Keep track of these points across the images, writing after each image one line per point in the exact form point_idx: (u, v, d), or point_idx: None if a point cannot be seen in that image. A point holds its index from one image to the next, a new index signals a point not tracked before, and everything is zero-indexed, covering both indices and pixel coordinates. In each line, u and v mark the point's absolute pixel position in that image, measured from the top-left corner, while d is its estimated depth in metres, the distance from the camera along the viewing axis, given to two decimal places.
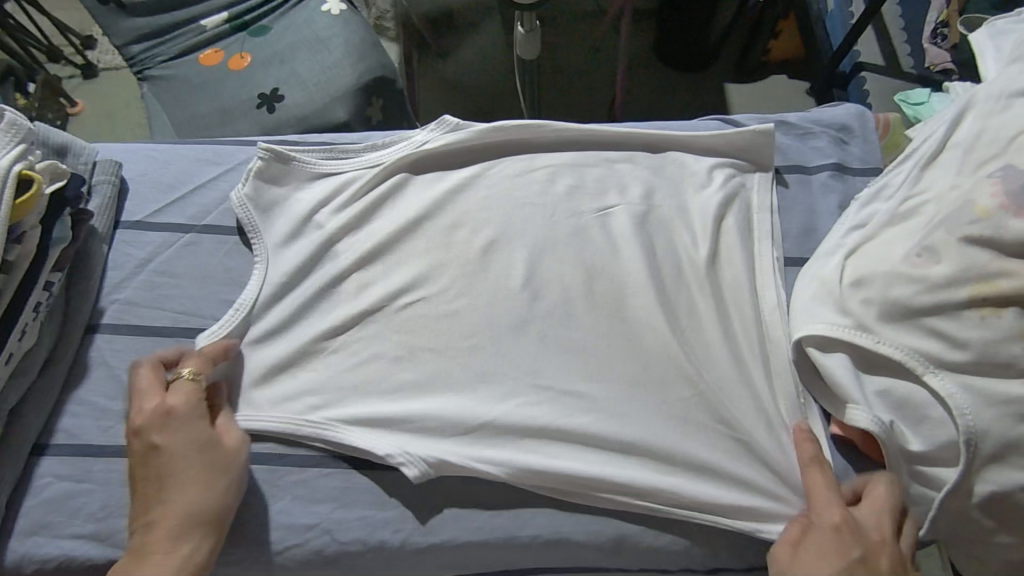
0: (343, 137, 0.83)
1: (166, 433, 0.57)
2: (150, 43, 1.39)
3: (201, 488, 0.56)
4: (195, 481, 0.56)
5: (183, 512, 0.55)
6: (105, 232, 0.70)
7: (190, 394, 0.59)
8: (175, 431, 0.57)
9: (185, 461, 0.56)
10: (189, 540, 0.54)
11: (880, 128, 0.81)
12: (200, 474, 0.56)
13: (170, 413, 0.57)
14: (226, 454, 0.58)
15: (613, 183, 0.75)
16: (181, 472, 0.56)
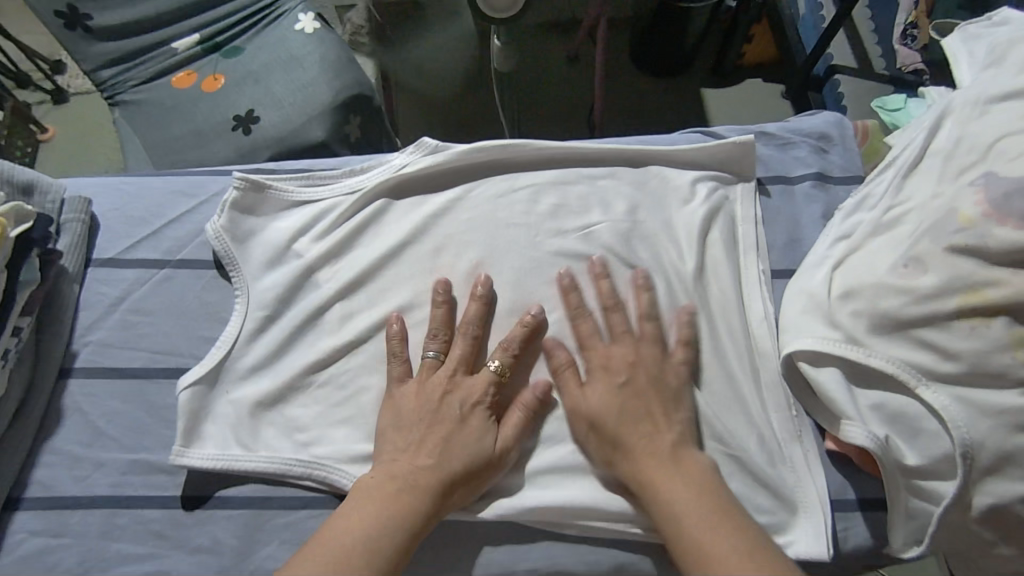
0: (320, 163, 0.82)
1: (457, 409, 0.60)
2: (120, 67, 1.36)
3: (442, 470, 0.57)
4: (419, 473, 0.57)
5: (410, 505, 0.55)
6: (75, 271, 0.67)
7: (481, 388, 0.62)
8: (455, 409, 0.60)
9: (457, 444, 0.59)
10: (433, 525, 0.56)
11: (859, 135, 0.81)
12: (451, 449, 0.58)
13: (477, 406, 0.61)
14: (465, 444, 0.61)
15: (597, 201, 0.74)
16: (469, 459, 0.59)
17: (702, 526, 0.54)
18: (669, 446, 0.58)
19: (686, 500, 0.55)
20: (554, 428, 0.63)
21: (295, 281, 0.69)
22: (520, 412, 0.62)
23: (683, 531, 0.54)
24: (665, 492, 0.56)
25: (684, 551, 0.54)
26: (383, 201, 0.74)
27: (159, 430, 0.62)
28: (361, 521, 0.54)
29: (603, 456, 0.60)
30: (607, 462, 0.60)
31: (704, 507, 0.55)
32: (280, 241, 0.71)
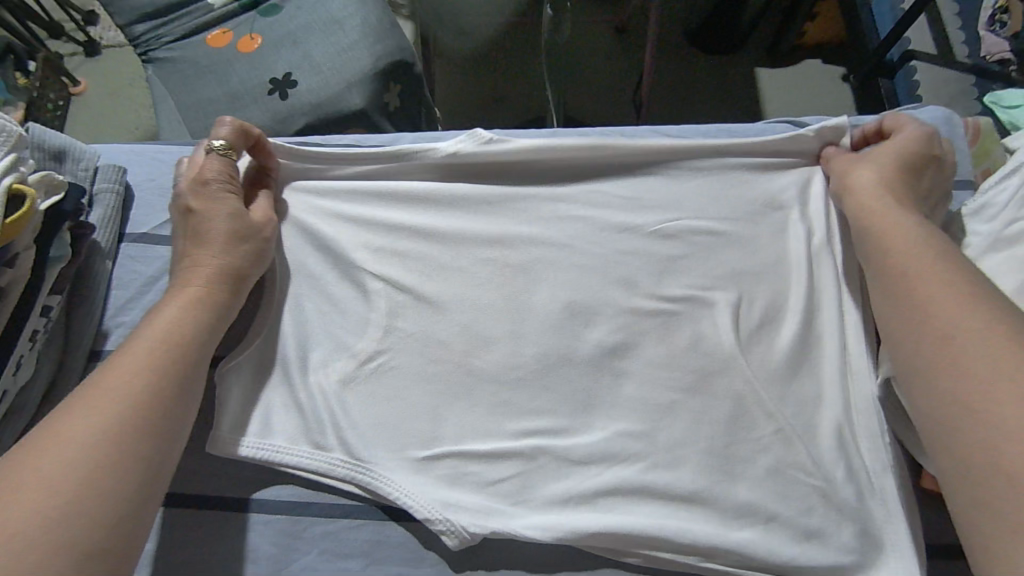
0: (368, 140, 0.77)
1: (212, 219, 0.60)
2: (155, 22, 1.30)
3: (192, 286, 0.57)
4: (161, 328, 0.53)
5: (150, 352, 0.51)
6: (109, 247, 0.63)
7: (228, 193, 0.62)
8: (212, 230, 0.60)
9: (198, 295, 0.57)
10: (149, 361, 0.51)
11: (969, 133, 0.72)
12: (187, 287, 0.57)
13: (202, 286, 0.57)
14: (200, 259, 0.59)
15: (669, 197, 0.69)
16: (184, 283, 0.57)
17: (941, 286, 0.48)
18: (919, 203, 0.59)
19: (941, 265, 0.50)
20: (618, 447, 0.58)
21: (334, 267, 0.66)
22: (223, 231, 0.60)
23: (914, 282, 0.50)
24: (894, 218, 0.56)
25: (906, 301, 0.50)
26: (438, 186, 0.69)
27: None
28: (137, 361, 0.50)
29: (871, 181, 0.60)
30: (868, 181, 0.61)
31: (943, 265, 0.50)
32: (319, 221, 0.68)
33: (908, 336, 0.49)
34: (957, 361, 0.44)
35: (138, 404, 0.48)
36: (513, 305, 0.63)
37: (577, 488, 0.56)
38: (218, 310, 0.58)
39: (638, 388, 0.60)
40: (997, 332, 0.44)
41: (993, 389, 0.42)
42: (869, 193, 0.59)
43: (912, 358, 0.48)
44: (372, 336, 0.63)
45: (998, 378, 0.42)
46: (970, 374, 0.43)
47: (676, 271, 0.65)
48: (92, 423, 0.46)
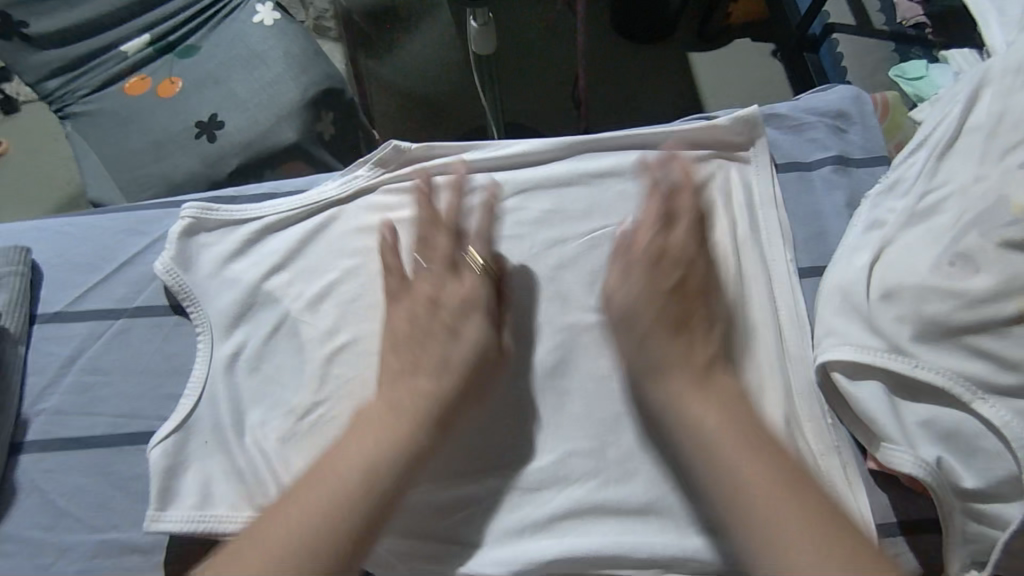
0: (287, 183, 0.71)
1: (444, 237, 0.60)
2: (67, 77, 1.25)
3: (432, 396, 0.53)
4: (387, 377, 0.54)
5: (421, 406, 0.52)
6: (19, 331, 0.60)
7: (468, 290, 0.58)
8: (445, 319, 0.56)
9: (467, 321, 0.56)
10: (380, 430, 0.50)
11: (879, 110, 0.74)
12: (450, 364, 0.54)
13: (470, 313, 0.57)
14: (420, 300, 0.58)
15: (596, 209, 0.68)
16: (392, 378, 0.54)
17: (676, 369, 0.53)
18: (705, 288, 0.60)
19: (698, 349, 0.55)
20: (567, 468, 0.57)
21: (254, 310, 0.62)
22: (456, 308, 0.57)
23: (658, 367, 0.54)
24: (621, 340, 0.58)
25: (700, 392, 0.52)
26: (356, 219, 0.66)
27: (129, 506, 0.55)
28: (380, 428, 0.50)
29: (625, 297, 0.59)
30: (618, 292, 0.59)
31: (666, 342, 0.55)
32: (232, 265, 0.64)
33: (677, 428, 0.51)
34: (712, 452, 0.48)
35: (382, 456, 0.49)
36: None
37: (530, 518, 0.56)
38: (475, 375, 0.56)
39: (584, 405, 0.60)
40: (739, 439, 0.48)
41: (758, 508, 0.45)
42: (626, 312, 0.58)
43: (688, 449, 0.50)
44: (308, 386, 0.59)
45: (752, 470, 0.47)
46: (735, 469, 0.47)
47: None
48: (313, 514, 0.45)
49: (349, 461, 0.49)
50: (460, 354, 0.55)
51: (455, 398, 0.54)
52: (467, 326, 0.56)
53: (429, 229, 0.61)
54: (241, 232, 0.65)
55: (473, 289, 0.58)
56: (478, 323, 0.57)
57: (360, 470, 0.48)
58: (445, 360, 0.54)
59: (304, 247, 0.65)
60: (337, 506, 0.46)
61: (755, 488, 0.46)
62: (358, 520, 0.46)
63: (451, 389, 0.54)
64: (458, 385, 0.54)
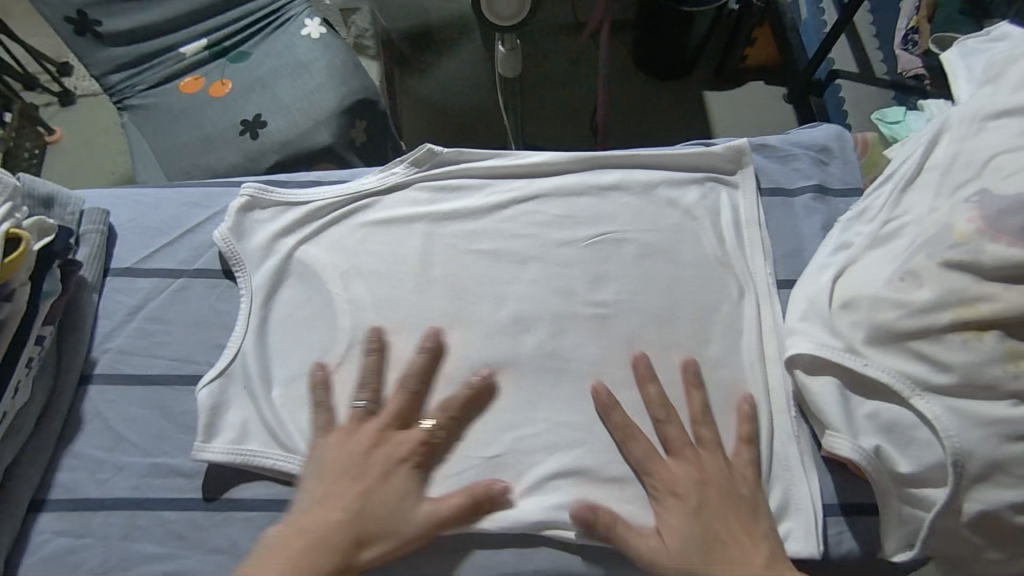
0: (331, 174, 0.81)
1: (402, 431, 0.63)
2: (129, 73, 1.38)
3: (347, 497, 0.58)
4: (317, 493, 0.58)
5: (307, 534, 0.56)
6: (95, 281, 0.70)
7: (412, 442, 0.62)
8: (378, 465, 0.60)
9: (395, 472, 0.60)
10: (285, 555, 0.54)
11: (859, 148, 0.83)
12: (371, 496, 0.58)
13: (401, 463, 0.61)
14: (367, 456, 0.60)
15: (599, 214, 0.76)
16: (341, 483, 0.59)
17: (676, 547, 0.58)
18: (677, 446, 0.63)
19: (711, 512, 0.59)
20: (558, 436, 0.65)
21: (290, 277, 0.72)
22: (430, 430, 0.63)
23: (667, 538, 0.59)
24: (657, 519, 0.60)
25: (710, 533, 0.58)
26: (389, 210, 0.76)
27: (178, 435, 0.64)
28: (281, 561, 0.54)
29: (672, 483, 0.61)
30: (676, 482, 0.61)
31: (695, 508, 0.59)
32: (278, 241, 0.73)
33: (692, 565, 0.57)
34: None
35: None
36: (461, 315, 0.70)
37: (523, 476, 0.64)
38: (395, 491, 0.59)
39: (576, 384, 0.68)
40: None
41: None
42: (689, 485, 0.60)
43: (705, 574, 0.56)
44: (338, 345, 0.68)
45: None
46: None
47: (607, 280, 0.73)
48: None
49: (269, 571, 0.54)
50: (393, 501, 0.59)
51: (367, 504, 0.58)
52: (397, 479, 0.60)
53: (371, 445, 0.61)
54: (289, 213, 0.75)
55: (407, 479, 0.60)
56: (405, 477, 0.60)
57: None
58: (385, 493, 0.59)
59: (341, 230, 0.74)
60: None
61: None
62: None
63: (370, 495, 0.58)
64: (379, 515, 0.58)
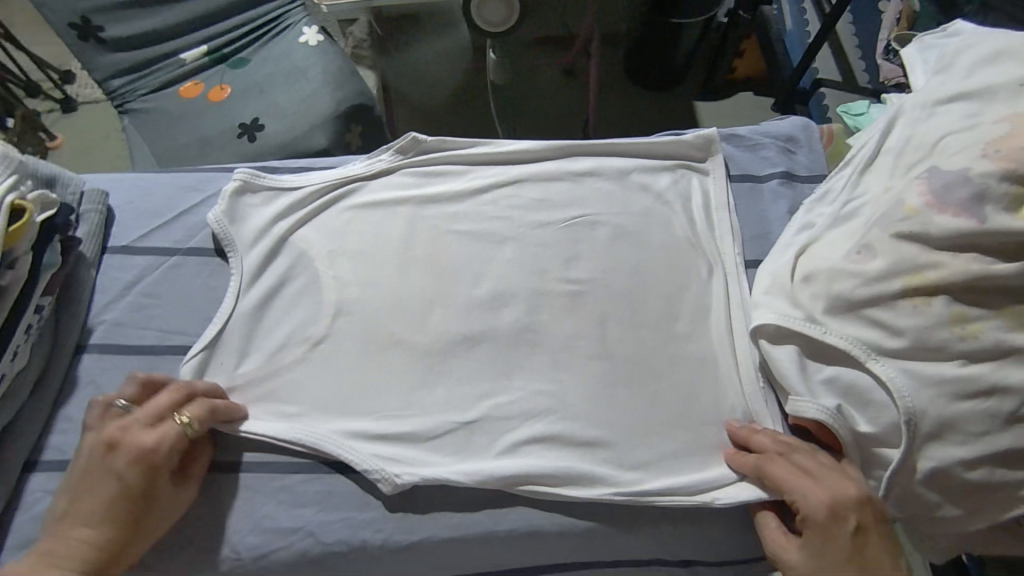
0: (320, 161, 0.85)
1: (132, 428, 0.58)
2: (131, 77, 1.42)
3: (96, 509, 0.55)
4: (63, 508, 0.56)
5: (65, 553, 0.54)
6: (93, 257, 0.73)
7: (148, 443, 0.57)
8: (114, 469, 0.56)
9: (130, 475, 0.56)
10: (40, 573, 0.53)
11: (824, 138, 0.87)
12: (108, 512, 0.55)
13: (132, 466, 0.56)
14: (112, 461, 0.56)
15: (575, 198, 0.80)
16: (94, 492, 0.56)
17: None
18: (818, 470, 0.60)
19: (872, 540, 0.56)
20: (534, 405, 0.68)
21: (276, 256, 0.75)
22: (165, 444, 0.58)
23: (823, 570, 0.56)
24: (809, 547, 0.57)
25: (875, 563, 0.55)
26: (375, 194, 0.80)
27: None
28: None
29: (824, 504, 0.57)
30: (832, 503, 0.57)
31: (848, 529, 0.56)
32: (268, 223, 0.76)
33: None
34: None
35: None
36: (442, 292, 0.73)
37: (499, 443, 0.66)
38: (119, 503, 0.55)
39: (551, 357, 0.70)
40: None
41: None
42: (846, 505, 0.57)
43: None
44: (324, 319, 0.71)
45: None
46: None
47: (582, 260, 0.76)
48: None
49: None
50: (122, 500, 0.55)
51: (113, 523, 0.55)
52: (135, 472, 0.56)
53: (119, 442, 0.57)
54: (279, 197, 0.78)
55: (139, 489, 0.56)
56: (131, 487, 0.56)
57: None
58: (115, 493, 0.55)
59: (331, 213, 0.78)
60: None
61: None
62: None
63: (99, 505, 0.55)
64: (87, 518, 0.55)
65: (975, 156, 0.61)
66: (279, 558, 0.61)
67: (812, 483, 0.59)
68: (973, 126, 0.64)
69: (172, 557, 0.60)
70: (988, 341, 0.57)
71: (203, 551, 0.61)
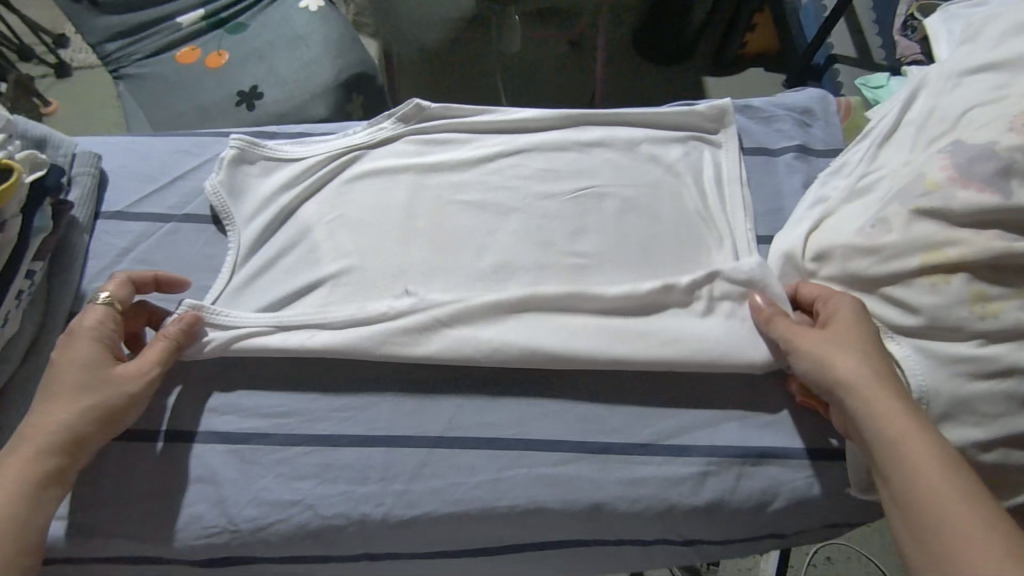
0: (321, 127, 0.82)
1: (80, 316, 0.60)
2: (127, 40, 1.38)
3: (57, 380, 0.56)
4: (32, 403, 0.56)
5: (41, 428, 0.54)
6: (86, 223, 0.71)
7: (96, 320, 0.59)
8: (66, 349, 0.57)
9: (80, 345, 0.57)
10: (16, 454, 0.53)
11: (841, 112, 0.85)
12: (64, 377, 0.56)
13: (85, 339, 0.58)
14: (67, 342, 0.58)
15: (583, 169, 0.78)
16: (53, 372, 0.56)
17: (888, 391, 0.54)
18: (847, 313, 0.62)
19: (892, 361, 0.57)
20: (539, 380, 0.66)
21: (277, 225, 0.73)
22: (105, 314, 0.60)
23: (869, 380, 0.55)
24: (850, 354, 0.56)
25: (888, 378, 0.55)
26: (380, 161, 0.77)
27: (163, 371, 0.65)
28: (13, 463, 0.53)
29: (862, 325, 0.58)
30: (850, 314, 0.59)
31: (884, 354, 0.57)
32: (268, 191, 0.74)
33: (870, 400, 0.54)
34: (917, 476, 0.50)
35: (8, 482, 0.52)
36: (445, 263, 0.72)
37: (502, 417, 0.65)
38: (79, 366, 0.56)
39: None
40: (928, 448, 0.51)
41: (946, 506, 0.48)
42: (863, 326, 0.58)
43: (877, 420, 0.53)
44: (322, 289, 0.69)
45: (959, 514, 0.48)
46: (947, 520, 0.48)
47: (589, 232, 0.74)
48: None
49: (8, 476, 0.52)
50: (77, 363, 0.57)
51: (72, 382, 0.56)
52: (74, 354, 0.57)
53: (74, 326, 0.59)
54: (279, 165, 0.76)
55: (92, 349, 0.58)
56: (84, 351, 0.57)
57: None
58: (62, 374, 0.56)
59: (334, 182, 0.76)
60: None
61: (931, 481, 0.49)
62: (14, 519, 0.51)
63: (57, 377, 0.56)
64: (46, 392, 0.56)
65: (1002, 129, 0.59)
66: (276, 530, 0.60)
67: (842, 298, 0.60)
68: (1000, 98, 0.61)
69: (170, 527, 0.60)
70: (1009, 321, 0.55)
71: (202, 521, 0.60)
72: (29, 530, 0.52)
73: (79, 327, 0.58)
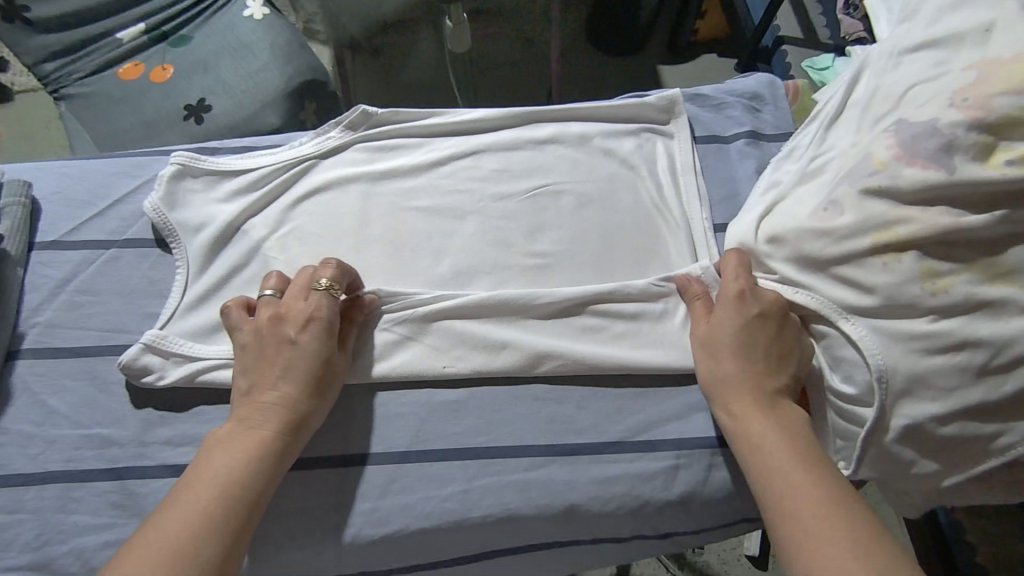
0: (265, 139, 0.80)
1: (293, 298, 0.61)
2: (63, 60, 1.32)
3: (298, 363, 0.58)
4: (246, 380, 0.59)
5: (273, 413, 0.57)
6: (17, 255, 0.68)
7: (314, 304, 0.60)
8: (304, 335, 0.59)
9: (310, 333, 0.59)
10: (247, 434, 0.55)
11: (789, 95, 0.85)
12: (293, 369, 0.58)
13: (307, 326, 0.59)
14: (303, 323, 0.59)
15: (536, 166, 0.77)
16: (285, 357, 0.58)
17: (743, 398, 0.59)
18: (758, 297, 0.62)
19: (761, 355, 0.60)
20: (504, 385, 0.65)
21: (225, 243, 0.70)
22: (315, 297, 0.61)
23: (732, 388, 0.59)
24: (717, 363, 0.61)
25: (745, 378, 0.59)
26: (329, 171, 0.75)
27: (109, 405, 0.62)
28: (250, 438, 0.55)
29: (738, 326, 0.61)
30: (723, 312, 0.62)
31: (752, 354, 0.60)
32: (215, 209, 0.72)
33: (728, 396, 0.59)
34: (760, 467, 0.55)
35: (250, 467, 0.54)
36: (402, 273, 0.70)
37: (469, 425, 0.63)
38: (315, 351, 0.59)
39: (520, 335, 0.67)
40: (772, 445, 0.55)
41: (786, 494, 0.52)
42: (741, 322, 0.61)
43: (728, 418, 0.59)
44: None
45: (801, 506, 0.51)
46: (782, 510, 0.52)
47: (549, 231, 0.73)
48: (221, 485, 0.52)
49: (252, 446, 0.55)
50: (314, 353, 0.59)
51: (315, 371, 0.59)
52: (312, 345, 0.59)
53: (292, 301, 0.61)
54: (225, 181, 0.73)
55: (319, 344, 0.59)
56: (320, 335, 0.60)
57: (226, 477, 0.53)
58: (301, 365, 0.58)
59: (282, 195, 0.73)
60: (237, 496, 0.52)
61: (769, 474, 0.54)
62: (241, 492, 0.53)
63: (303, 362, 0.58)
64: (309, 370, 0.58)
65: (943, 105, 0.59)
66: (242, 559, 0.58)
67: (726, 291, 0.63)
68: (940, 74, 0.61)
69: None
70: (958, 296, 0.56)
71: None
72: (259, 507, 0.54)
73: (297, 310, 0.60)
